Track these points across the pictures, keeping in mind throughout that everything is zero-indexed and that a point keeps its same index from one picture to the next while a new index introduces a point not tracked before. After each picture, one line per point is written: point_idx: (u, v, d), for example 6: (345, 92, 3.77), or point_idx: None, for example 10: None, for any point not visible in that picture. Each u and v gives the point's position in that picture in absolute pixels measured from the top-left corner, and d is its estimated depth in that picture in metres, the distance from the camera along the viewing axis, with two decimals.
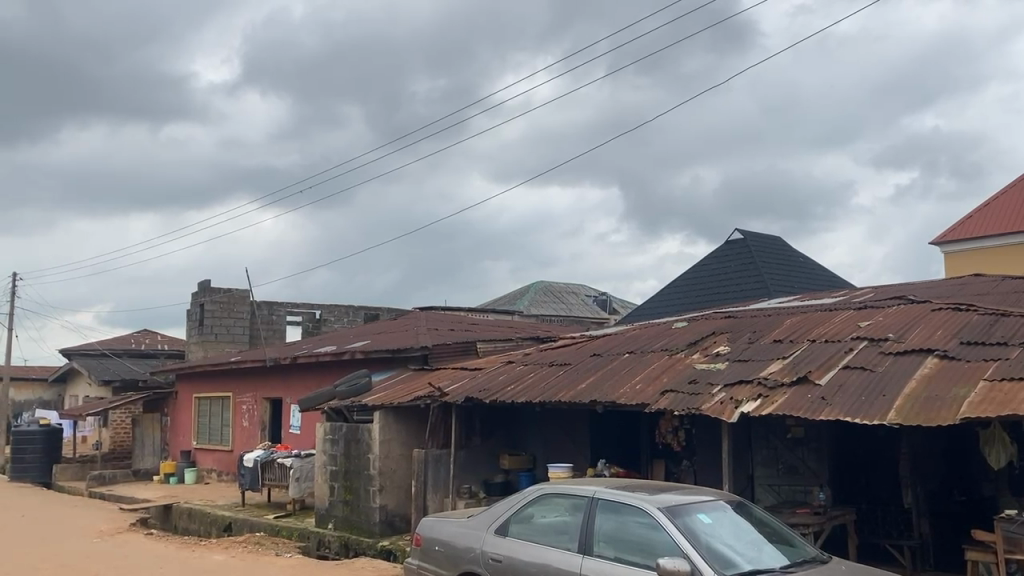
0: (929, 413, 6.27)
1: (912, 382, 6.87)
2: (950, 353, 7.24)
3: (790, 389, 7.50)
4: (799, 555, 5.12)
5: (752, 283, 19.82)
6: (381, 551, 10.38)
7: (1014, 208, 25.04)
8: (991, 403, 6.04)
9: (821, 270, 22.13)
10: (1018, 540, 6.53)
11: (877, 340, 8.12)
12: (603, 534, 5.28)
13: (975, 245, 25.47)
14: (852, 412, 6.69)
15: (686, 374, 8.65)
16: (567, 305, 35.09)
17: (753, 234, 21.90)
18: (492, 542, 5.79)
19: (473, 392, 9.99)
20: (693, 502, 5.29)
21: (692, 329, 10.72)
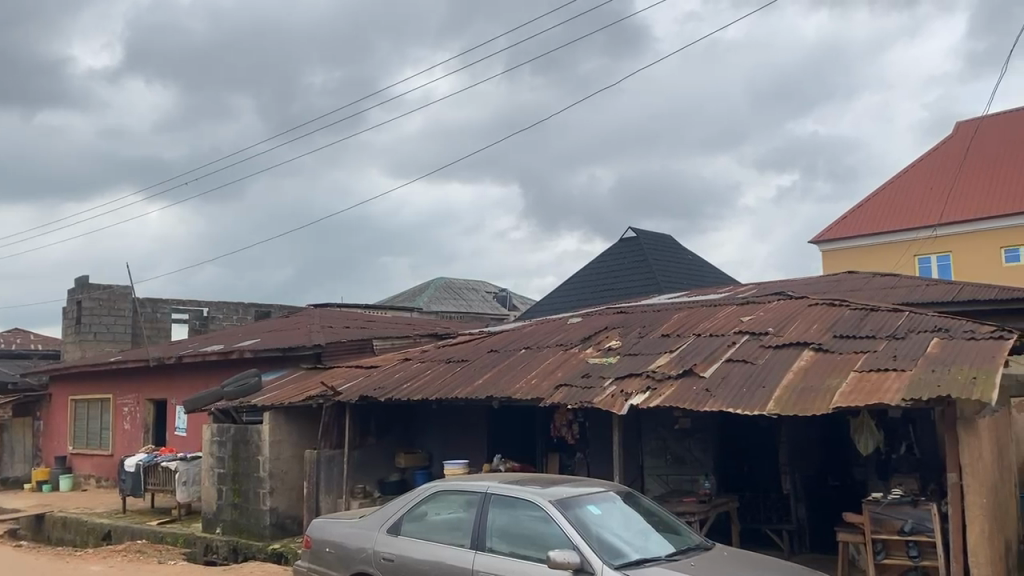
0: (804, 403, 6.62)
1: (789, 374, 7.23)
2: (824, 346, 7.67)
3: (676, 381, 7.76)
4: (684, 542, 5.30)
5: (644, 280, 20.40)
6: (271, 554, 10.10)
7: (882, 208, 26.79)
8: (861, 392, 6.43)
9: (709, 268, 23.00)
10: (884, 521, 6.97)
11: (758, 333, 8.50)
12: (497, 528, 5.32)
13: (846, 244, 27.02)
14: (734, 402, 6.98)
15: (579, 369, 8.82)
16: (466, 301, 35.14)
17: (645, 232, 22.57)
18: (384, 541, 5.74)
19: (369, 390, 9.87)
20: (584, 494, 5.40)
21: (586, 325, 10.93)
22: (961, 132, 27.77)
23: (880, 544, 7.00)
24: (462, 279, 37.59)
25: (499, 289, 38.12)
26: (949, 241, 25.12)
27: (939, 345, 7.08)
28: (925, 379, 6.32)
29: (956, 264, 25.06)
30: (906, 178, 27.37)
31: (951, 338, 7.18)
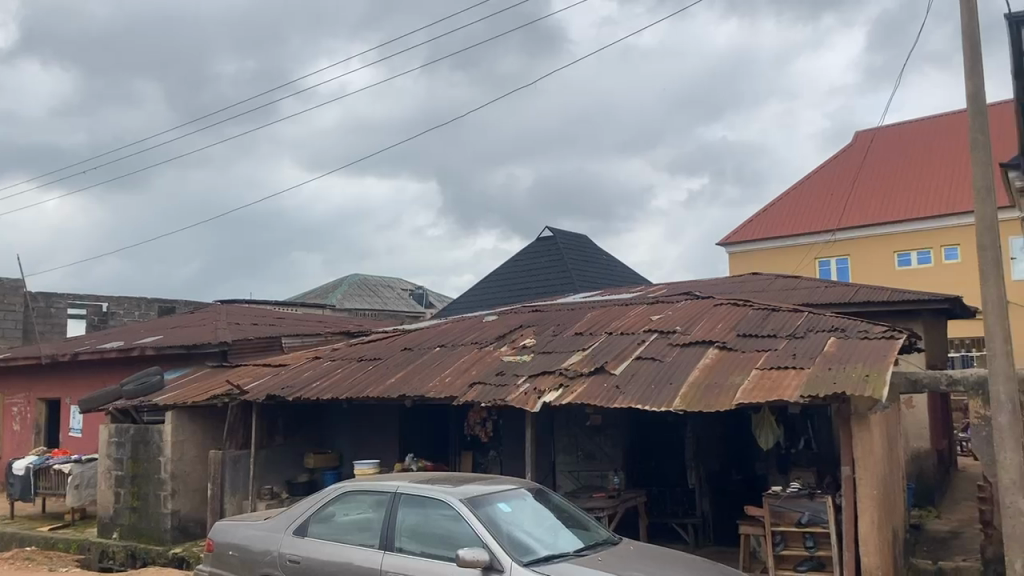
0: (710, 399, 6.81)
1: (695, 371, 7.43)
2: (729, 344, 7.91)
3: (588, 378, 7.87)
4: (592, 538, 5.37)
5: (560, 279, 20.59)
6: (171, 559, 9.75)
7: (786, 213, 27.85)
8: (763, 389, 6.67)
9: (622, 268, 23.43)
10: (784, 513, 7.23)
11: (667, 332, 8.70)
12: (406, 528, 5.28)
13: (753, 247, 27.90)
14: (642, 399, 7.12)
15: (493, 367, 8.83)
16: (381, 298, 34.77)
17: (561, 232, 22.82)
18: (290, 544, 5.62)
19: (277, 389, 9.63)
20: (494, 492, 5.41)
21: (500, 323, 10.96)
22: (859, 142, 29.16)
23: (780, 536, 7.27)
24: (378, 276, 37.16)
25: (416, 286, 37.90)
26: (847, 245, 26.29)
27: (835, 344, 7.40)
28: (822, 377, 6.59)
29: (853, 266, 26.25)
30: (809, 184, 28.54)
31: (847, 337, 7.53)
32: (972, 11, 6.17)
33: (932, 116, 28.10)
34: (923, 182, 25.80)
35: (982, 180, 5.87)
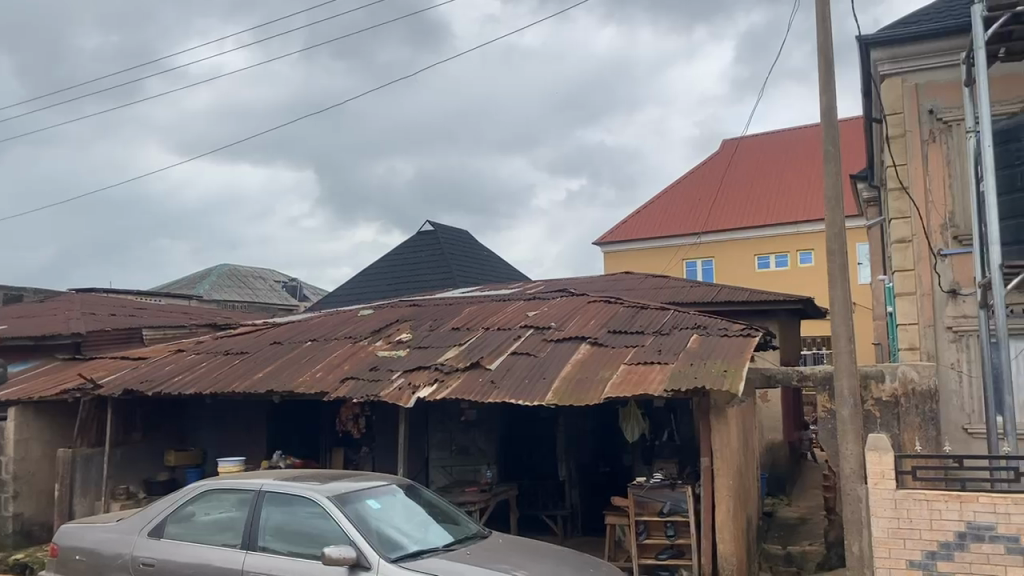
0: (580, 393, 6.98)
1: (568, 366, 7.60)
2: (600, 340, 8.12)
3: (463, 373, 7.89)
4: (462, 533, 5.39)
5: (439, 274, 20.53)
6: (12, 565, 9.06)
7: (658, 216, 28.88)
8: (630, 383, 6.90)
9: (501, 264, 23.63)
10: (647, 503, 7.52)
11: (541, 328, 8.85)
12: (270, 527, 5.13)
13: (626, 247, 28.77)
14: (516, 393, 7.21)
15: (367, 362, 8.70)
16: (252, 290, 33.54)
17: (442, 226, 22.78)
18: (145, 546, 5.35)
19: (135, 383, 9.14)
20: (364, 489, 5.34)
21: (376, 317, 10.81)
22: (726, 150, 30.65)
23: (643, 525, 7.52)
24: (249, 268, 35.82)
25: (290, 280, 36.79)
26: (713, 247, 27.52)
27: (698, 341, 7.75)
28: (686, 372, 6.89)
29: (718, 267, 27.45)
30: (680, 188, 29.74)
31: (708, 335, 7.89)
32: (828, 32, 6.59)
33: (792, 129, 29.91)
34: (783, 190, 27.37)
35: (832, 190, 6.28)
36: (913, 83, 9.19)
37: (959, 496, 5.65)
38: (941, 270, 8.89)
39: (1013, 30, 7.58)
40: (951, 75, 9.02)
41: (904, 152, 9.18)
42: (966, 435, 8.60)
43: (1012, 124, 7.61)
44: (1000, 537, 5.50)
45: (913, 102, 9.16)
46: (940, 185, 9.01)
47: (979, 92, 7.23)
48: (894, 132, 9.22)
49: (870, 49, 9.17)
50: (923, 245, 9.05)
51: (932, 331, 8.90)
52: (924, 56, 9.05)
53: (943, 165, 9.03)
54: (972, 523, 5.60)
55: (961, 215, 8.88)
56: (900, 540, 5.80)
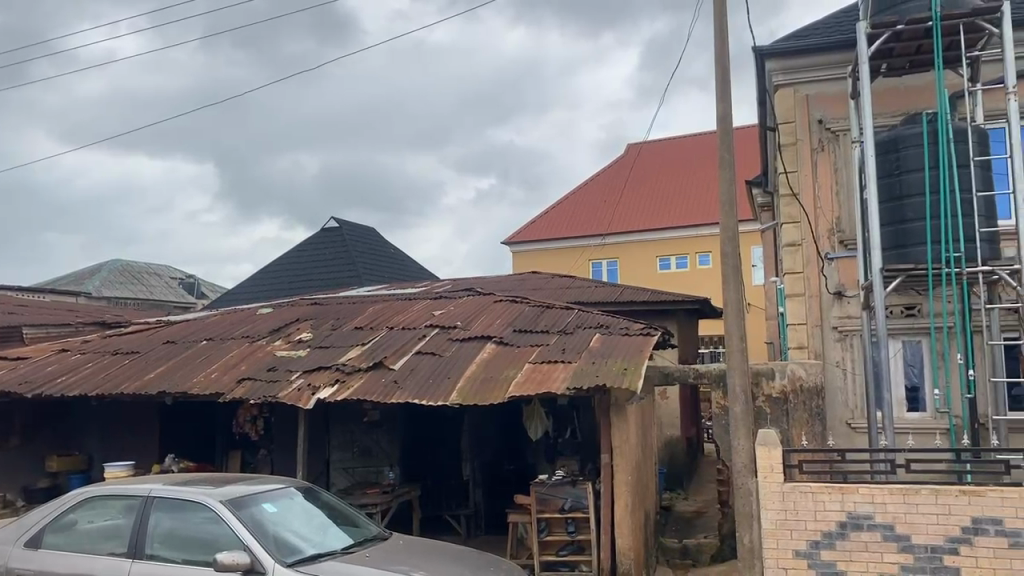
0: (484, 392, 7.00)
1: (472, 365, 7.60)
2: (505, 340, 8.16)
3: (365, 373, 7.78)
4: (362, 534, 5.32)
5: (344, 271, 20.20)
6: None
7: (564, 217, 29.26)
8: (532, 383, 6.96)
9: (408, 261, 23.43)
10: (549, 500, 7.59)
11: (446, 328, 8.82)
12: (159, 533, 4.93)
13: (533, 246, 29.01)
14: (419, 393, 7.17)
15: (266, 362, 8.48)
16: (146, 286, 32.14)
17: (347, 223, 22.44)
18: (21, 557, 5.06)
19: (14, 385, 8.63)
20: (260, 493, 5.19)
21: (277, 316, 10.54)
22: (630, 154, 31.37)
23: (544, 523, 7.58)
24: (144, 263, 34.32)
25: (187, 276, 35.46)
26: (617, 248, 28.06)
27: (600, 340, 7.89)
28: (588, 370, 7.00)
29: (622, 269, 28.04)
30: (586, 190, 30.23)
31: (609, 334, 8.04)
32: (724, 43, 6.82)
33: (692, 135, 30.90)
34: (683, 194, 28.20)
35: (727, 195, 6.51)
36: (804, 94, 9.62)
37: (840, 488, 5.95)
38: (828, 273, 9.36)
39: (894, 47, 8.04)
40: (838, 87, 9.50)
41: (795, 160, 9.60)
42: (849, 430, 9.08)
43: (892, 136, 8.03)
44: (878, 525, 5.83)
45: (804, 112, 9.59)
46: (827, 192, 9.47)
47: (863, 105, 7.63)
48: (786, 140, 9.63)
49: (765, 60, 9.59)
50: (812, 249, 9.49)
51: (819, 331, 9.34)
52: (814, 69, 9.50)
53: (831, 173, 9.50)
54: (853, 512, 5.91)
55: (846, 220, 9.36)
56: (788, 530, 6.05)
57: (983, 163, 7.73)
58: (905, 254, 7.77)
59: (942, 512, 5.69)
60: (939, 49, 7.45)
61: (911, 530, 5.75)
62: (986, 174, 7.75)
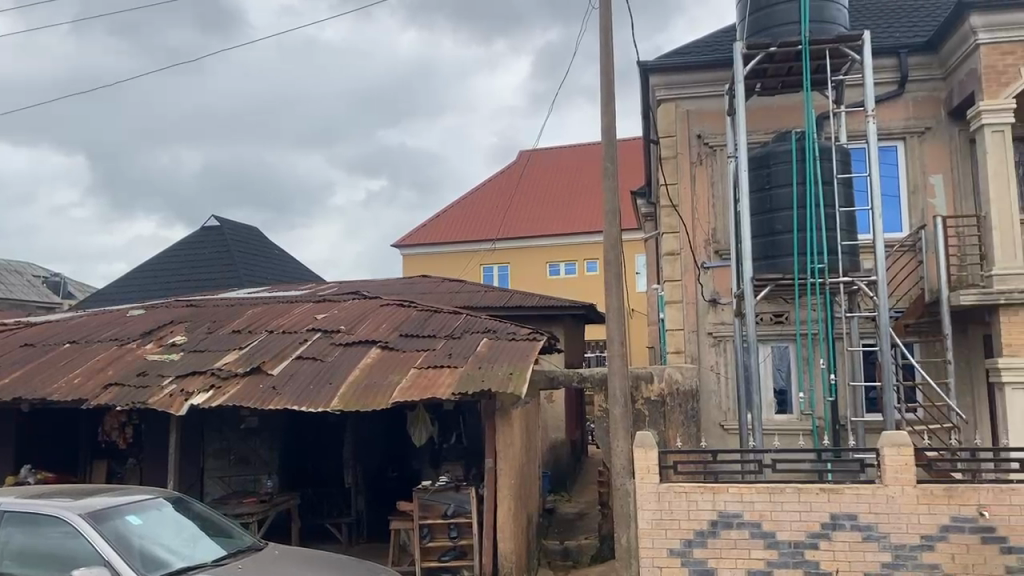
0: (367, 398, 6.89)
1: (356, 370, 7.48)
2: (390, 344, 8.06)
3: (242, 378, 7.52)
4: (234, 546, 5.13)
5: (225, 272, 19.49)
6: None
7: (455, 221, 29.27)
8: (417, 388, 6.92)
9: (292, 263, 22.84)
10: (432, 505, 7.58)
11: (329, 332, 8.64)
12: (10, 551, 4.61)
13: (423, 250, 28.79)
14: (299, 399, 7.00)
15: (135, 366, 8.07)
16: (5, 284, 29.87)
17: (229, 222, 21.69)
18: None
19: None
20: (124, 504, 4.93)
21: (149, 318, 10.05)
22: (520, 160, 31.76)
23: (426, 529, 7.54)
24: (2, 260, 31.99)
25: (53, 275, 33.33)
26: (506, 254, 28.29)
27: (487, 345, 7.92)
28: (473, 375, 7.02)
29: (512, 274, 28.29)
30: (477, 195, 30.35)
31: (496, 339, 8.09)
32: (609, 56, 7.00)
33: (580, 145, 31.65)
34: (571, 203, 28.75)
35: (611, 203, 6.68)
36: (685, 109, 10.00)
37: (712, 487, 6.19)
38: (704, 281, 9.76)
39: (768, 68, 8.47)
40: (716, 104, 9.93)
41: (675, 172, 9.94)
42: (722, 431, 9.48)
43: (764, 152, 8.44)
44: (745, 523, 6.11)
45: (684, 127, 9.97)
46: (705, 204, 9.87)
47: (738, 123, 7.99)
48: (667, 153, 9.96)
49: (649, 75, 9.92)
50: (689, 258, 9.86)
51: (694, 336, 9.71)
52: (694, 85, 9.89)
53: (708, 185, 9.91)
54: (723, 512, 6.16)
55: (721, 231, 9.78)
56: (662, 530, 6.23)
57: (845, 180, 8.25)
58: (775, 264, 8.18)
59: (803, 509, 6.03)
60: (807, 72, 7.89)
61: (775, 527, 6.05)
62: (848, 191, 8.27)
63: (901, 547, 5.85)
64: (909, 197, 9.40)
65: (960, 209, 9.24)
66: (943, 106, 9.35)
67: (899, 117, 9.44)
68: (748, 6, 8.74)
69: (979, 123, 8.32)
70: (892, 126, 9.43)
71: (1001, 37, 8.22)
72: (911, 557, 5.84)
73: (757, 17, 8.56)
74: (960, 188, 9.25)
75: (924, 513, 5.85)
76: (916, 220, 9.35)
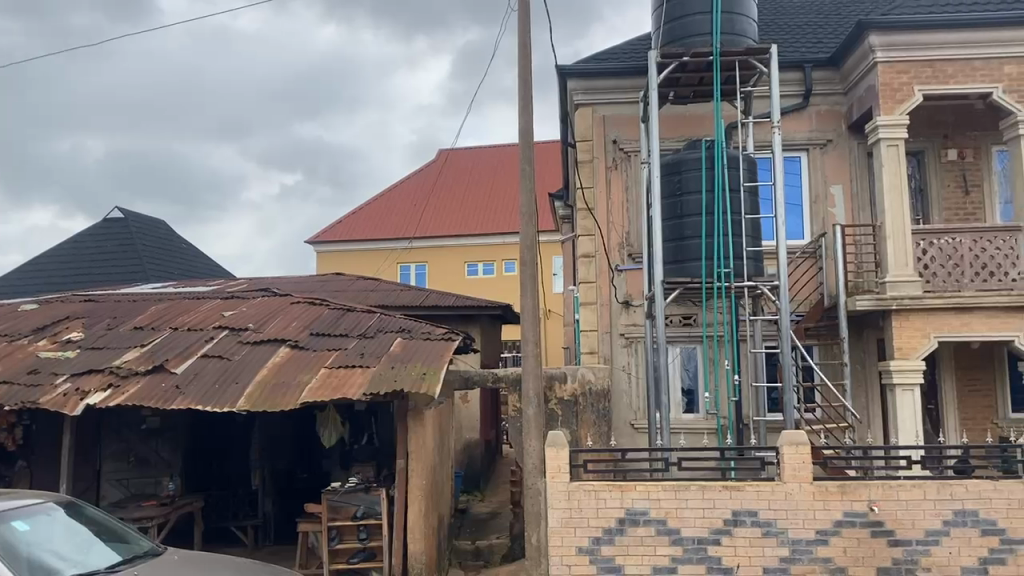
0: (276, 398, 6.74)
1: (264, 370, 7.29)
2: (301, 343, 7.90)
3: (143, 377, 7.24)
4: (131, 551, 4.93)
5: (129, 266, 18.72)
6: None
7: (371, 218, 28.92)
8: (327, 388, 6.81)
9: (201, 258, 22.12)
10: (341, 508, 7.48)
11: (237, 330, 8.40)
12: None
13: (338, 247, 28.29)
14: (204, 399, 6.78)
15: (26, 364, 7.67)
16: None
17: (133, 215, 20.86)
18: None
19: None
20: (11, 509, 4.65)
21: (43, 313, 9.56)
22: (439, 159, 31.64)
23: (335, 531, 7.43)
24: None
25: None
26: (424, 253, 28.13)
27: (401, 344, 7.85)
28: (385, 375, 6.95)
29: (429, 274, 28.15)
30: (394, 193, 30.08)
31: (410, 339, 8.03)
32: (527, 58, 7.06)
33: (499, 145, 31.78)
34: (490, 203, 28.83)
35: (527, 204, 6.73)
36: (601, 114, 10.16)
37: (620, 486, 6.31)
38: (617, 283, 9.93)
39: (680, 77, 8.69)
40: (631, 110, 10.12)
41: (591, 177, 10.09)
42: (632, 430, 9.67)
43: (676, 159, 8.63)
44: (652, 520, 6.24)
45: (600, 131, 10.12)
46: (619, 208, 10.05)
47: (651, 130, 8.17)
48: (583, 157, 10.10)
49: (567, 79, 10.04)
50: (603, 261, 10.02)
51: (607, 337, 9.88)
52: (610, 91, 10.06)
53: (622, 190, 10.09)
54: (630, 509, 6.28)
55: (634, 235, 9.98)
56: (570, 528, 6.30)
57: (751, 189, 8.55)
58: (684, 268, 8.40)
59: (707, 506, 6.21)
60: (718, 82, 8.13)
61: (680, 523, 6.21)
62: (754, 199, 8.57)
63: (798, 542, 6.10)
64: (811, 206, 9.80)
65: (858, 219, 9.70)
66: (843, 120, 9.80)
67: (803, 129, 9.83)
68: (662, 16, 8.94)
69: (876, 137, 8.72)
70: (796, 138, 9.81)
71: (896, 56, 8.68)
72: (807, 551, 6.08)
73: (671, 27, 8.76)
74: (858, 199, 9.72)
75: (820, 509, 6.11)
76: (817, 228, 9.76)
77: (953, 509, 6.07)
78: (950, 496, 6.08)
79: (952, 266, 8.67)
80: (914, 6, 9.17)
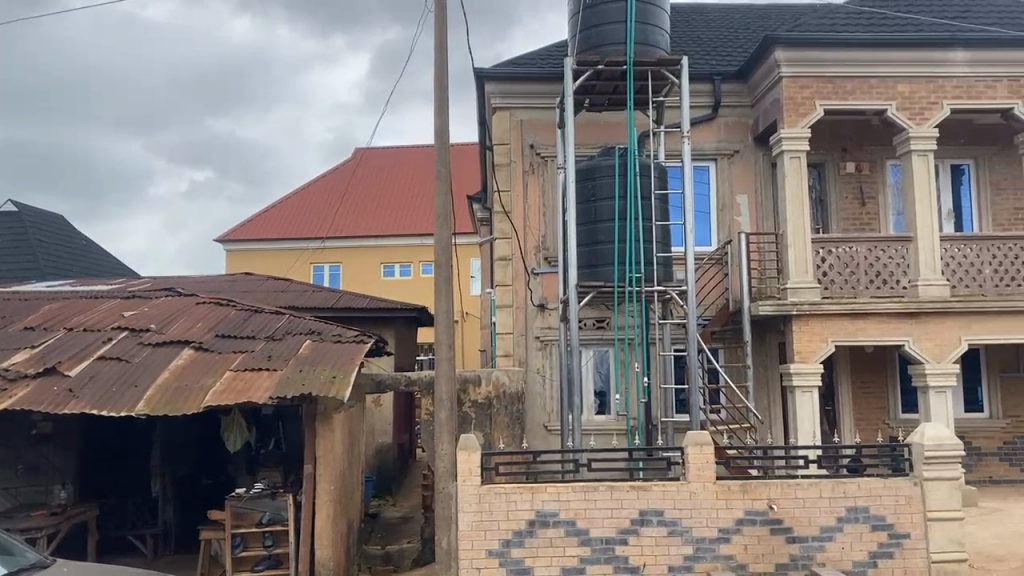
0: (177, 401, 6.51)
1: (165, 372, 7.03)
2: (205, 345, 7.66)
3: (33, 381, 6.89)
4: (16, 564, 4.66)
5: (23, 262, 17.75)
6: None
7: (285, 217, 28.29)
8: (232, 391, 6.62)
9: (102, 255, 21.15)
10: (245, 514, 7.28)
11: (138, 331, 8.08)
12: None
13: (250, 246, 27.55)
14: (99, 403, 6.49)
15: None
16: None
17: (27, 208, 19.79)
18: None
19: None
20: None
21: None
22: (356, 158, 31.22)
23: (239, 538, 7.23)
24: None
25: None
26: (338, 253, 27.69)
27: (311, 346, 7.72)
28: (293, 378, 6.81)
29: (343, 275, 27.69)
30: (309, 191, 29.51)
31: (320, 341, 7.89)
32: (443, 60, 7.04)
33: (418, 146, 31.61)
34: (408, 204, 28.63)
35: (442, 206, 6.70)
36: (518, 118, 10.22)
37: (530, 488, 6.35)
38: (533, 286, 10.00)
39: (595, 84, 8.84)
40: (547, 115, 10.23)
41: (507, 180, 10.13)
42: (545, 432, 9.76)
43: (590, 165, 8.76)
44: (561, 521, 6.31)
45: (517, 135, 10.19)
46: (535, 212, 10.13)
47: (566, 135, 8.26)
48: (500, 160, 10.14)
49: (485, 82, 10.08)
50: (519, 264, 10.07)
51: (523, 340, 9.94)
52: (527, 95, 10.14)
53: (539, 194, 10.18)
54: (540, 511, 6.33)
55: (550, 238, 10.08)
56: (481, 531, 6.29)
57: (662, 196, 8.76)
58: (597, 272, 8.53)
59: (615, 506, 6.31)
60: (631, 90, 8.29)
61: (588, 524, 6.30)
62: (664, 206, 8.78)
63: (702, 540, 6.27)
64: (718, 214, 10.12)
65: (762, 226, 10.06)
66: (750, 131, 10.15)
67: (712, 139, 10.13)
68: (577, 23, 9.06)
69: (780, 148, 9.06)
70: (705, 147, 10.10)
71: (800, 71, 9.05)
72: (711, 549, 6.27)
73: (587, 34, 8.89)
74: (763, 208, 10.08)
75: (723, 508, 6.31)
76: (724, 235, 10.08)
77: (845, 507, 6.35)
78: (843, 494, 6.36)
79: (848, 274, 9.10)
80: (817, 23, 9.53)
